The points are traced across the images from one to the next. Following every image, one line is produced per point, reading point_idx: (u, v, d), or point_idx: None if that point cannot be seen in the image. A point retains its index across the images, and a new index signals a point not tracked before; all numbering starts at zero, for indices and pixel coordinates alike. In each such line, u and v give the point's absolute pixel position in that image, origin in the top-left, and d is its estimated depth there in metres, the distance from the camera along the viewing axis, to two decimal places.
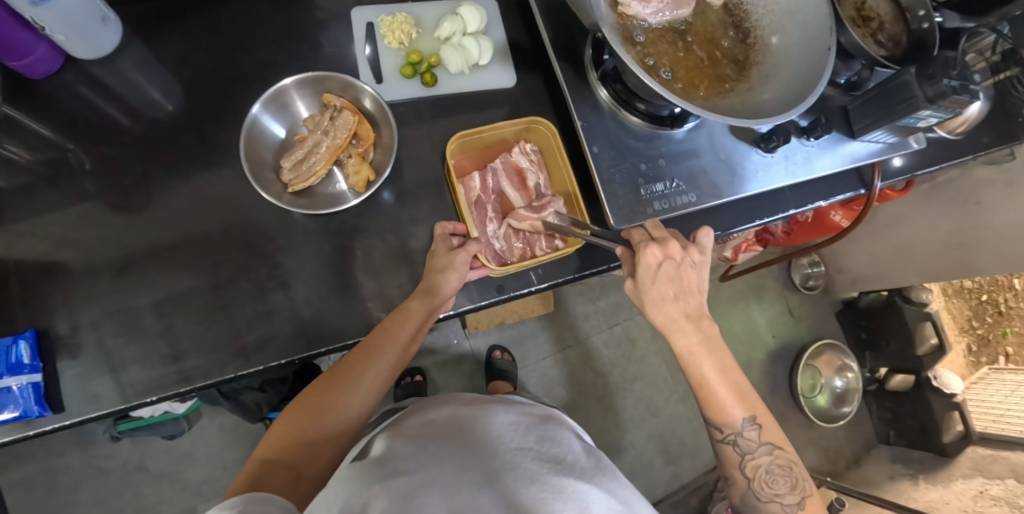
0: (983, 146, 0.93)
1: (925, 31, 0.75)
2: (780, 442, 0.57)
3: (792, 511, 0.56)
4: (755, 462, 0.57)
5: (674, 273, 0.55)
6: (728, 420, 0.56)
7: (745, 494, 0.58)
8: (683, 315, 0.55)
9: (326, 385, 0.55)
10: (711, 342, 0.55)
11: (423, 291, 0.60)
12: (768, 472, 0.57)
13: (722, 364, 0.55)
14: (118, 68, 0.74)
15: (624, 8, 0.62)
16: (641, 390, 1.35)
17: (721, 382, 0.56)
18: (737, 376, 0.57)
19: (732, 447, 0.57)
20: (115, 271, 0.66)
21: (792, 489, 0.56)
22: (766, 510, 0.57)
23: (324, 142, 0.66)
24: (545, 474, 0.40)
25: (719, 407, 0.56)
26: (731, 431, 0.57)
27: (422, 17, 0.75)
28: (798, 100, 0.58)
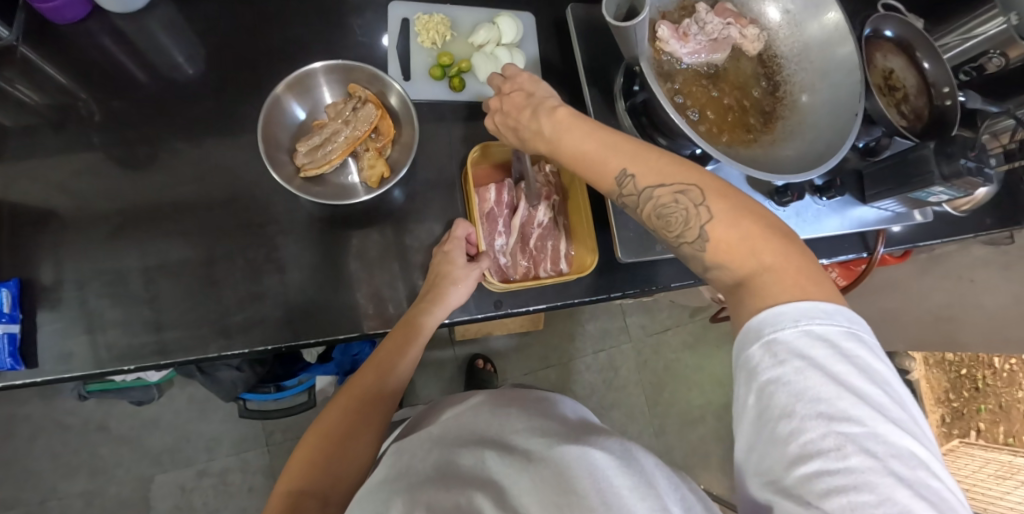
0: (986, 227, 0.94)
1: (948, 107, 0.77)
2: (671, 175, 0.44)
3: (702, 244, 0.43)
4: (645, 212, 0.46)
5: (505, 119, 0.55)
6: (602, 189, 0.48)
7: (670, 251, 0.47)
8: (529, 131, 0.52)
9: (341, 406, 0.52)
10: (555, 125, 0.50)
11: (433, 302, 0.59)
12: (660, 214, 0.45)
13: (577, 138, 0.48)
14: (144, 24, 0.72)
15: (662, 44, 0.62)
16: (618, 419, 1.35)
17: (578, 153, 0.48)
18: (601, 134, 0.47)
19: (626, 210, 0.47)
20: (109, 230, 0.65)
21: (692, 220, 0.43)
22: (689, 255, 0.45)
23: (343, 133, 0.64)
24: (543, 451, 0.39)
25: (590, 180, 0.48)
26: (616, 198, 0.47)
27: (458, 20, 0.74)
28: (820, 160, 0.59)
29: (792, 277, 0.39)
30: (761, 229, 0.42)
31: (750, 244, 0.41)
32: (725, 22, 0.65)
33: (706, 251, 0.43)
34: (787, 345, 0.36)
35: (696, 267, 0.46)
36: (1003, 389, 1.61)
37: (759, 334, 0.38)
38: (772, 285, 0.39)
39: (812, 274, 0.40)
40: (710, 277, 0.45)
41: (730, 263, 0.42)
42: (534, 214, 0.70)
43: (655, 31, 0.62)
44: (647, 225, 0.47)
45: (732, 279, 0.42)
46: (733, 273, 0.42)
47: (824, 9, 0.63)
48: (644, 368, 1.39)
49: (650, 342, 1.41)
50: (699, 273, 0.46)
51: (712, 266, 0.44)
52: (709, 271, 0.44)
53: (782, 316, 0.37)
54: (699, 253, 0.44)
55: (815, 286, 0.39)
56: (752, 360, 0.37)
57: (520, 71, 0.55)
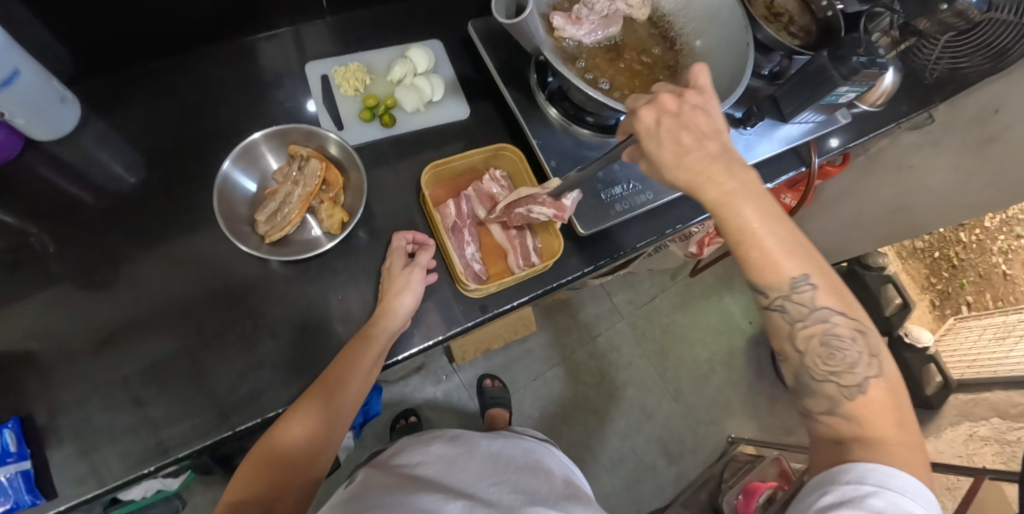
0: (903, 114, 1.02)
1: (829, 18, 0.83)
2: (844, 308, 0.45)
3: (851, 393, 0.44)
4: (807, 330, 0.45)
5: (677, 125, 0.43)
6: (772, 281, 0.44)
7: (799, 373, 0.46)
8: (701, 160, 0.42)
9: (289, 420, 0.55)
10: (748, 186, 0.42)
11: (383, 315, 0.62)
12: (825, 344, 0.45)
13: (779, 217, 0.43)
14: (78, 145, 0.77)
15: (560, 32, 0.67)
16: (633, 395, 1.37)
17: (774, 239, 0.43)
18: (797, 240, 0.44)
19: (782, 313, 0.45)
20: (96, 346, 0.66)
21: (857, 368, 0.44)
22: (821, 393, 0.45)
23: (296, 192, 0.67)
24: (520, 505, 0.55)
25: (764, 267, 0.44)
26: (778, 295, 0.45)
27: (374, 63, 0.77)
28: (727, 93, 0.65)
29: (904, 459, 0.41)
30: (900, 410, 0.44)
31: (890, 415, 0.43)
32: None
33: (849, 402, 0.44)
34: (866, 495, 0.39)
35: (812, 402, 0.46)
36: (977, 259, 1.75)
37: (859, 477, 0.40)
38: (891, 452, 0.42)
39: (916, 450, 0.43)
40: (819, 414, 0.46)
41: (862, 417, 0.43)
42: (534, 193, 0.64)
43: (549, 23, 0.67)
44: (792, 335, 0.46)
45: (850, 429, 0.44)
46: (857, 428, 0.43)
47: None
48: (644, 339, 1.43)
49: (642, 314, 1.45)
50: (807, 407, 0.47)
51: (837, 411, 0.44)
52: (826, 413, 0.45)
53: (873, 470, 0.40)
54: (838, 401, 0.44)
55: (916, 463, 0.42)
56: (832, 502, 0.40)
57: (710, 89, 0.46)
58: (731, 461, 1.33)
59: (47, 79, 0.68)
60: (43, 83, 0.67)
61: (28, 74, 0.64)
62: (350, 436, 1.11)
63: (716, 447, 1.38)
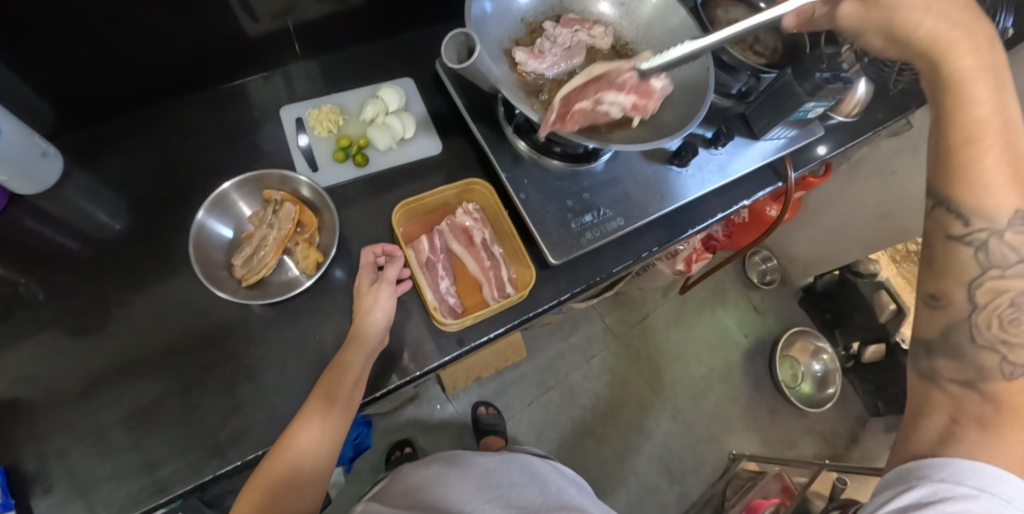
0: (881, 121, 1.01)
1: (795, 36, 0.88)
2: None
3: (1012, 367, 0.42)
4: (995, 281, 0.42)
5: (921, 13, 0.45)
6: (986, 210, 0.42)
7: (957, 323, 0.44)
8: (959, 45, 0.43)
9: (273, 460, 0.54)
10: (1003, 88, 0.43)
11: (356, 337, 0.61)
12: (1010, 304, 0.42)
13: (1014, 131, 0.42)
14: (62, 196, 0.78)
15: (522, 67, 0.69)
16: (631, 415, 1.36)
17: (1001, 162, 0.42)
18: (1018, 166, 0.42)
19: (978, 251, 0.43)
20: (79, 394, 0.67)
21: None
22: (972, 358, 0.43)
23: (271, 235, 0.68)
24: None
25: (980, 187, 0.42)
26: (983, 226, 0.42)
27: (346, 105, 0.79)
28: (691, 115, 0.67)
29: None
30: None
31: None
32: (573, 31, 0.72)
33: (1001, 378, 0.43)
34: (949, 499, 0.40)
35: (949, 364, 0.45)
36: None
37: (955, 478, 0.41)
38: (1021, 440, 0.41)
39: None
40: (948, 385, 0.45)
41: (1008, 402, 0.42)
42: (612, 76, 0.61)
43: (512, 58, 0.69)
44: (972, 283, 0.43)
45: (981, 411, 0.43)
46: (999, 406, 0.42)
47: None
48: (639, 358, 1.42)
49: (636, 333, 1.44)
50: (936, 368, 0.46)
51: (979, 385, 0.43)
52: (957, 384, 0.45)
53: (982, 474, 0.40)
54: (990, 372, 0.43)
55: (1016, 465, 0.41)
56: (915, 494, 0.42)
57: None
58: (734, 478, 1.31)
59: (29, 135, 0.71)
60: (25, 138, 0.70)
61: (10, 131, 0.66)
62: (343, 471, 1.10)
63: (718, 464, 1.36)
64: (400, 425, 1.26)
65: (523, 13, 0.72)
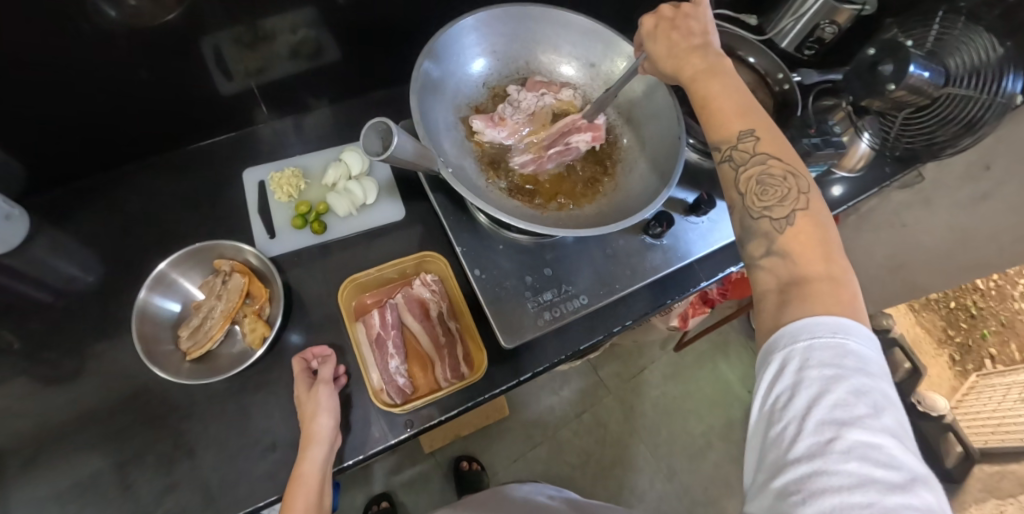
0: (887, 176, 0.91)
1: (786, 91, 0.84)
2: (780, 150, 0.47)
3: (785, 225, 0.45)
4: (748, 173, 0.47)
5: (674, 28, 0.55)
6: (724, 132, 0.49)
7: (742, 219, 0.47)
8: (681, 53, 0.53)
9: None
10: (709, 64, 0.52)
11: (308, 443, 0.58)
12: (762, 181, 0.47)
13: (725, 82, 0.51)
14: (29, 255, 0.79)
15: (480, 136, 0.66)
16: (622, 475, 1.29)
17: (725, 97, 0.50)
18: (737, 99, 0.50)
19: (730, 164, 0.48)
20: (22, 464, 0.66)
21: (787, 203, 0.45)
22: (759, 234, 0.46)
23: (217, 307, 0.66)
24: None
25: (715, 120, 0.50)
26: (729, 146, 0.48)
27: (310, 168, 0.78)
28: (660, 189, 0.62)
29: (834, 297, 0.40)
30: (825, 242, 0.44)
31: (813, 248, 0.43)
32: (539, 94, 0.69)
33: (783, 234, 0.44)
34: (807, 362, 0.38)
35: (753, 245, 0.46)
36: (998, 306, 1.64)
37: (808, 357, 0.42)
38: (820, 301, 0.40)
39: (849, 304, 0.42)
40: (759, 264, 0.45)
41: (794, 252, 0.44)
42: (546, 145, 0.66)
43: (471, 126, 0.67)
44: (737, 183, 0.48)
45: (786, 270, 0.43)
46: (791, 264, 0.43)
47: (613, 58, 0.70)
48: (633, 414, 1.35)
49: (630, 387, 1.38)
50: (748, 257, 0.47)
51: (775, 251, 0.44)
52: (766, 256, 0.45)
53: (821, 327, 0.39)
54: (774, 235, 0.45)
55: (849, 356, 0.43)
56: (776, 370, 0.40)
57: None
58: None
59: None
60: None
61: None
62: None
63: None
64: (376, 478, 1.21)
65: (483, 79, 0.70)
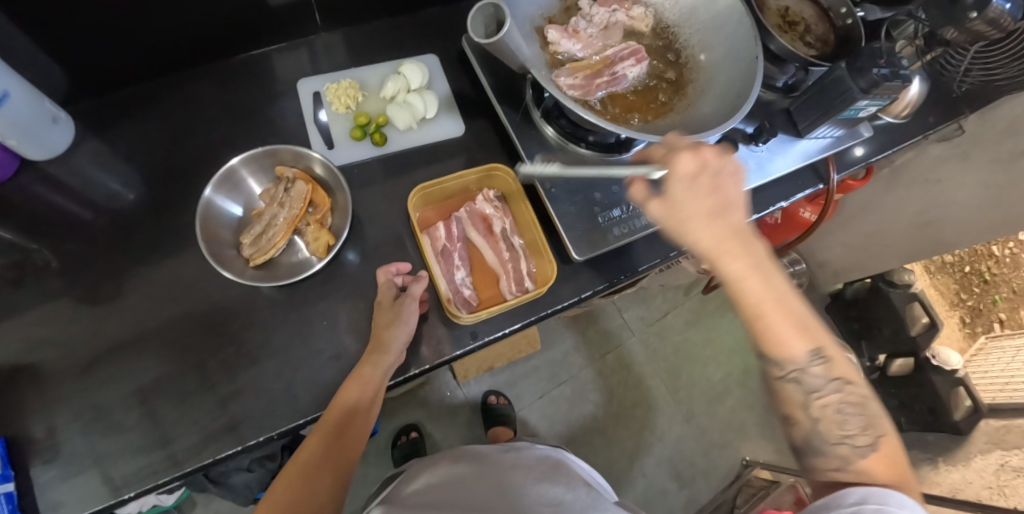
0: (932, 126, 0.91)
1: (849, 26, 0.80)
2: (848, 376, 0.47)
3: (867, 452, 0.45)
4: (823, 400, 0.46)
5: (711, 187, 0.47)
6: (789, 352, 0.46)
7: (810, 437, 0.47)
8: (727, 234, 0.46)
9: (292, 479, 0.54)
10: (762, 267, 0.46)
11: (374, 349, 0.60)
12: (839, 410, 0.46)
13: (777, 289, 0.46)
14: (72, 164, 0.76)
15: (554, 46, 0.65)
16: (644, 415, 1.33)
17: (779, 306, 0.45)
18: (796, 308, 0.46)
19: (796, 385, 0.47)
20: (83, 368, 0.66)
21: (860, 424, 0.46)
22: (835, 454, 0.46)
23: (281, 214, 0.66)
24: None
25: (777, 333, 0.46)
26: (793, 367, 0.46)
27: (367, 81, 0.79)
28: (736, 109, 0.60)
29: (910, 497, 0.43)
30: (897, 458, 0.46)
31: (891, 465, 0.45)
32: (611, 10, 0.67)
33: (864, 460, 0.45)
34: None
35: (822, 463, 0.47)
36: (1010, 274, 1.67)
37: (862, 499, 0.41)
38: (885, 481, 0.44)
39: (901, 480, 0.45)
40: (823, 474, 0.46)
41: (876, 471, 0.44)
42: (612, 58, 0.65)
43: (545, 36, 0.65)
44: (806, 403, 0.47)
45: (861, 481, 0.44)
46: (873, 486, 0.44)
47: None
48: (655, 358, 1.38)
49: (653, 331, 1.40)
50: (817, 468, 0.47)
51: (852, 471, 0.45)
52: (835, 472, 0.46)
53: (889, 497, 0.41)
54: (853, 459, 0.45)
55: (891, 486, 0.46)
56: None
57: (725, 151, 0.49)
58: (745, 487, 1.27)
59: (41, 99, 0.68)
60: (35, 103, 0.67)
61: (19, 97, 0.63)
62: None
63: (729, 471, 1.32)
64: (407, 410, 1.25)
65: None
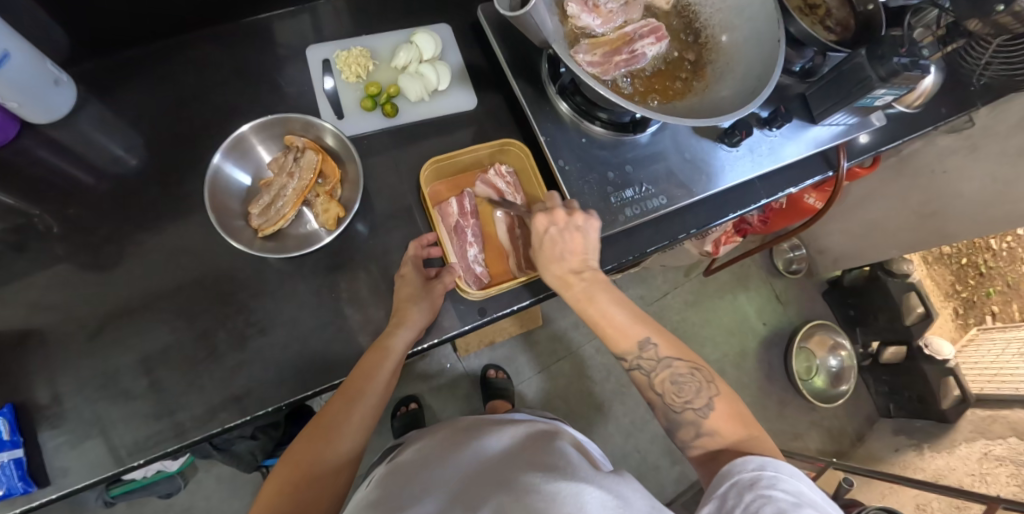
0: (942, 117, 0.89)
1: (870, 12, 0.76)
2: (683, 354, 0.57)
3: (705, 413, 0.54)
4: (660, 377, 0.56)
5: (560, 237, 0.60)
6: (624, 347, 0.58)
7: (666, 413, 0.56)
8: (571, 268, 0.60)
9: (310, 438, 0.56)
10: (602, 286, 0.60)
11: (400, 323, 0.61)
12: (674, 382, 0.56)
13: (610, 300, 0.59)
14: (75, 126, 0.74)
15: (574, 20, 0.63)
16: (639, 393, 1.35)
17: (613, 311, 0.59)
18: (631, 308, 0.59)
19: (640, 371, 0.57)
20: (89, 335, 0.66)
21: (702, 394, 0.55)
22: (686, 422, 0.55)
23: (291, 185, 0.66)
24: (539, 484, 0.49)
25: (615, 335, 0.58)
26: (633, 356, 0.57)
27: (378, 50, 0.78)
28: (753, 95, 0.60)
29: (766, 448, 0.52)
30: (738, 412, 0.55)
31: (729, 417, 0.54)
32: None
33: (705, 420, 0.54)
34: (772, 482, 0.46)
35: (683, 432, 0.56)
36: (1006, 267, 1.69)
37: (761, 466, 0.47)
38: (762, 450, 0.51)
39: (750, 427, 0.54)
40: (693, 443, 0.55)
41: (720, 430, 0.53)
42: (631, 35, 0.64)
43: (565, 9, 0.63)
44: (652, 384, 0.57)
45: (715, 443, 0.53)
46: (722, 440, 0.53)
47: None
48: None
49: None
50: (682, 439, 0.56)
51: (704, 432, 0.54)
52: (696, 438, 0.55)
53: (781, 466, 0.47)
54: (699, 422, 0.54)
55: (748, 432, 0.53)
56: (747, 484, 0.46)
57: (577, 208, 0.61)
58: None
59: (41, 59, 0.65)
60: (36, 63, 0.64)
61: (18, 56, 0.61)
62: None
63: None
64: (408, 383, 1.27)
65: None
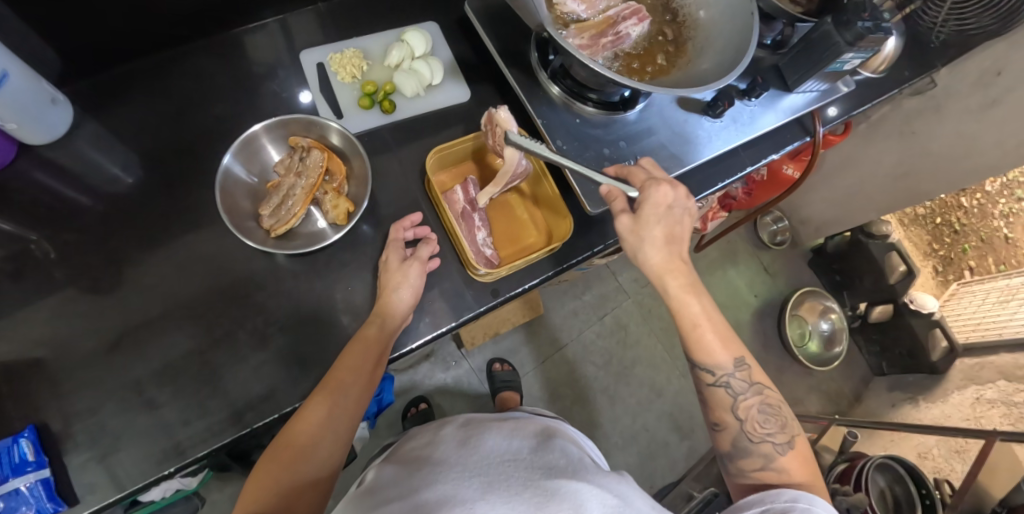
0: (906, 80, 0.95)
1: None
2: (765, 384, 0.60)
3: (783, 449, 0.57)
4: (745, 403, 0.59)
5: (675, 212, 0.62)
6: (717, 361, 0.59)
7: (738, 438, 0.58)
8: (672, 264, 0.61)
9: (298, 430, 0.55)
10: (702, 294, 0.61)
11: (381, 311, 0.64)
12: (759, 412, 0.58)
13: (705, 306, 0.60)
14: (72, 147, 0.74)
15: (560, 7, 0.68)
16: (642, 373, 1.39)
17: (710, 320, 0.60)
18: (721, 326, 0.61)
19: (725, 389, 0.59)
20: (105, 351, 0.66)
21: (783, 430, 0.58)
22: (757, 453, 0.57)
23: (299, 184, 0.68)
24: (538, 480, 0.47)
25: (708, 349, 0.59)
26: (721, 373, 0.59)
27: (369, 50, 0.81)
28: (734, 63, 0.63)
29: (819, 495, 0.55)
30: (807, 456, 0.58)
31: (802, 462, 0.57)
32: None
33: (780, 455, 0.57)
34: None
35: (746, 461, 0.58)
36: (978, 223, 1.77)
37: (793, 498, 0.51)
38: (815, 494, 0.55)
39: (816, 480, 0.57)
40: (751, 474, 0.58)
41: (787, 469, 0.56)
42: (615, 18, 0.67)
43: None
44: (733, 406, 0.59)
45: (777, 479, 0.56)
46: (787, 478, 0.56)
47: None
48: (651, 317, 1.43)
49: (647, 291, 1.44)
50: (741, 467, 0.58)
51: (771, 466, 0.57)
52: (760, 470, 0.57)
53: (815, 501, 0.51)
54: (773, 455, 0.57)
55: (811, 480, 0.57)
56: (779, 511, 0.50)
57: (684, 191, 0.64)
58: None
59: (37, 79, 0.66)
60: (33, 85, 0.65)
61: (17, 77, 0.62)
62: (365, 427, 1.14)
63: None
64: (415, 383, 1.28)
65: None
